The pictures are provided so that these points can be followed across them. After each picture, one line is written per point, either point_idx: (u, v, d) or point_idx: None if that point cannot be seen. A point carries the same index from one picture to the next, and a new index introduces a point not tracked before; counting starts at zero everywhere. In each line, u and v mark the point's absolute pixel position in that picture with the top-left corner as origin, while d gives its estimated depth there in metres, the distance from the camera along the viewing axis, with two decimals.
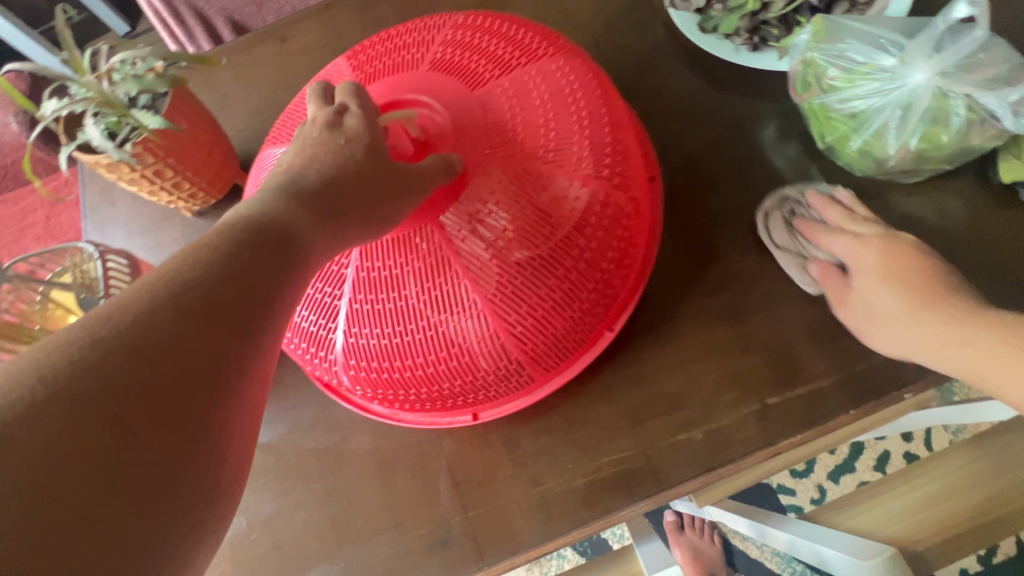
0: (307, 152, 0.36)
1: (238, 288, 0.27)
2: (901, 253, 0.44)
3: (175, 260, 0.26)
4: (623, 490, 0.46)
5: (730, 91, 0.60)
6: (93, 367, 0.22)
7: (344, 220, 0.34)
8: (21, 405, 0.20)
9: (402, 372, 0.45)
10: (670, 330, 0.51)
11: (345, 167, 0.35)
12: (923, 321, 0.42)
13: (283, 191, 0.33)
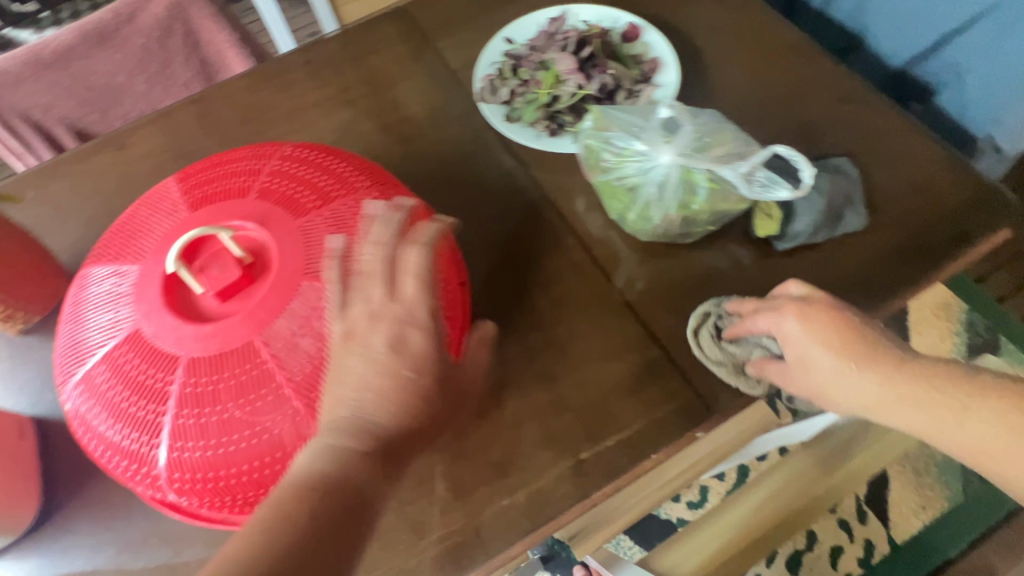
0: (371, 387, 0.41)
1: (314, 535, 0.36)
2: (819, 320, 0.48)
3: (259, 528, 0.36)
4: (451, 564, 0.48)
5: (538, 169, 0.66)
6: None
7: (399, 461, 0.41)
8: None
9: (231, 480, 0.45)
10: (493, 400, 0.54)
11: (412, 406, 0.41)
12: (851, 379, 0.47)
13: (346, 447, 0.39)
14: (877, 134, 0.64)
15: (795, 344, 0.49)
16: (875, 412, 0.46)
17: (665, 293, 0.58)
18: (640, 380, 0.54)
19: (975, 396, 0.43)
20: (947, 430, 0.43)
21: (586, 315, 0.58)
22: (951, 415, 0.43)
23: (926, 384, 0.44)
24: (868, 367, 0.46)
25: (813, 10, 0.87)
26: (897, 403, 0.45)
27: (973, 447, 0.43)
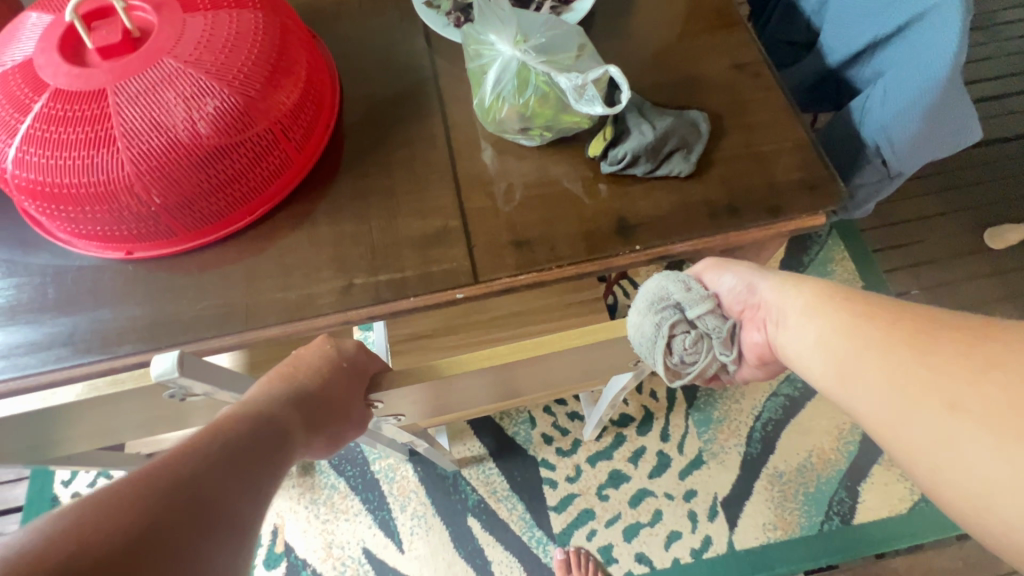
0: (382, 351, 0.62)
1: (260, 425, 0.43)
2: (795, 295, 0.46)
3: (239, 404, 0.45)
4: (217, 324, 0.57)
5: (438, 54, 0.72)
6: (182, 452, 0.37)
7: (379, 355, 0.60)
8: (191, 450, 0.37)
9: (58, 189, 0.55)
10: (309, 219, 0.62)
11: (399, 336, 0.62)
12: (818, 303, 0.44)
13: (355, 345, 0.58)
14: (749, 106, 0.67)
15: (736, 278, 0.51)
16: (814, 340, 0.43)
17: (492, 180, 0.64)
18: (433, 240, 0.61)
19: (918, 339, 0.38)
20: (871, 376, 0.39)
21: (417, 178, 0.64)
22: (880, 353, 0.39)
23: (897, 323, 0.40)
24: (827, 299, 0.44)
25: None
26: (856, 338, 0.41)
27: (905, 397, 0.37)
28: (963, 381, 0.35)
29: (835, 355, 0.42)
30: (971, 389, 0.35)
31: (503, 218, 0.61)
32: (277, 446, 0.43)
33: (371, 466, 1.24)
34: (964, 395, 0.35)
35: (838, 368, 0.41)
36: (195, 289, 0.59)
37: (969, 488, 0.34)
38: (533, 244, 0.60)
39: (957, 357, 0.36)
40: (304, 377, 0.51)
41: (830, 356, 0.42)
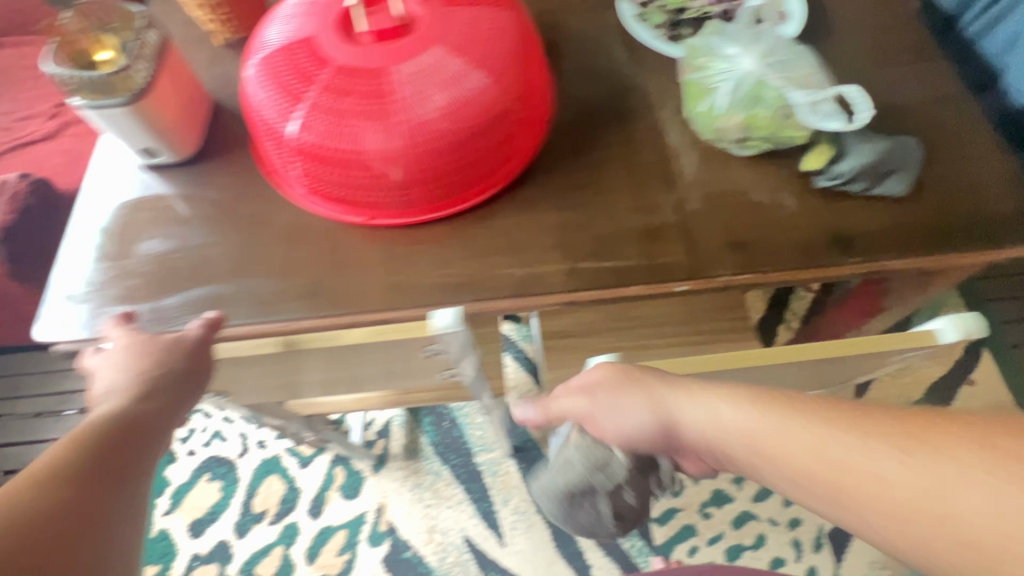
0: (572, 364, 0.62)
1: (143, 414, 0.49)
2: None
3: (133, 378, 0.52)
4: (450, 292, 0.61)
5: (642, 64, 0.76)
6: (67, 451, 0.43)
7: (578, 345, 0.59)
8: (80, 454, 0.43)
9: (334, 154, 0.61)
10: (530, 204, 0.66)
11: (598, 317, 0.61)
12: (620, 376, 0.52)
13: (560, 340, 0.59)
14: (955, 135, 0.68)
15: (620, 391, 0.52)
16: (707, 427, 0.46)
17: (704, 184, 0.67)
18: (651, 234, 0.64)
19: (827, 413, 0.41)
20: (795, 470, 0.41)
21: (632, 175, 0.68)
22: (804, 450, 0.41)
23: (794, 406, 0.43)
24: (628, 371, 0.52)
25: (963, 38, 0.89)
26: (728, 404, 0.45)
27: (914, 496, 0.36)
28: (862, 445, 0.39)
29: (710, 415, 0.46)
30: (904, 456, 0.37)
31: (718, 220, 0.64)
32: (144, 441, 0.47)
33: (474, 458, 1.27)
34: (905, 466, 0.37)
35: (743, 444, 0.44)
36: (427, 258, 0.63)
37: (968, 560, 0.34)
38: (750, 247, 0.62)
39: (835, 414, 0.41)
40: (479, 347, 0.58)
41: (723, 443, 0.45)
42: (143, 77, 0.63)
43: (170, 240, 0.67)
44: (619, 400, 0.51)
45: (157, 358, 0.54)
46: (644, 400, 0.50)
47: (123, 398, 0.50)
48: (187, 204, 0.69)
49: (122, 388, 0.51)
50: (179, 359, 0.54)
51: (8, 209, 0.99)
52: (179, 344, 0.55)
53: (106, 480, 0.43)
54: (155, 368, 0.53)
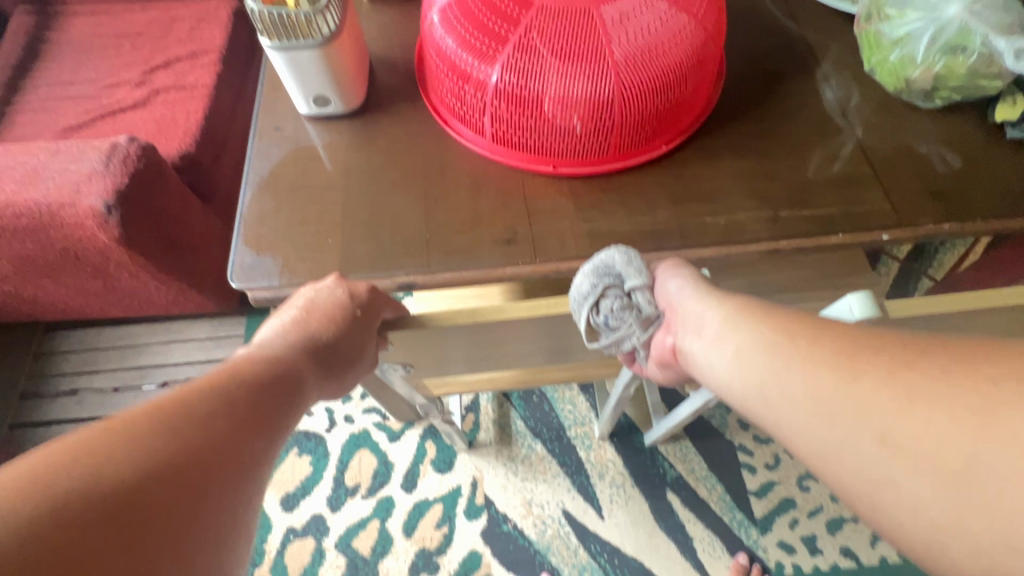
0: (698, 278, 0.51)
1: (296, 369, 0.48)
2: None
3: (285, 337, 0.51)
4: (653, 240, 0.60)
5: (805, 21, 0.76)
6: (237, 379, 0.42)
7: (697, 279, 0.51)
8: (246, 384, 0.42)
9: (535, 98, 0.59)
10: (717, 155, 0.65)
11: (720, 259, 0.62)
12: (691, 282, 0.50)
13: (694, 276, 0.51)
14: None
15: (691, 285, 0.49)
16: (731, 356, 0.43)
17: (888, 134, 0.67)
18: (845, 185, 0.63)
19: (848, 334, 0.38)
20: (803, 398, 0.37)
21: (812, 128, 0.67)
22: (811, 363, 0.38)
23: (817, 331, 0.39)
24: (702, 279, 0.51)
25: None
26: (747, 328, 0.43)
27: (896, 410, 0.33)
28: (865, 367, 0.35)
29: (719, 331, 0.44)
30: (916, 369, 0.34)
31: (910, 170, 0.64)
32: (293, 396, 0.45)
33: (567, 432, 1.26)
34: (914, 388, 0.33)
35: (740, 361, 0.42)
36: (621, 207, 0.63)
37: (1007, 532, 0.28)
38: (948, 197, 0.62)
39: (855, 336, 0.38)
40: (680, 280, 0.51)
41: (724, 343, 0.43)
42: (325, 25, 0.60)
43: (348, 189, 0.65)
44: (686, 300, 0.48)
45: (337, 315, 0.52)
46: (676, 297, 0.49)
47: (290, 347, 0.50)
48: (358, 155, 0.68)
49: (278, 341, 0.50)
50: (351, 326, 0.53)
51: (120, 171, 0.96)
52: (358, 309, 0.53)
53: (260, 427, 0.40)
54: (330, 324, 0.52)
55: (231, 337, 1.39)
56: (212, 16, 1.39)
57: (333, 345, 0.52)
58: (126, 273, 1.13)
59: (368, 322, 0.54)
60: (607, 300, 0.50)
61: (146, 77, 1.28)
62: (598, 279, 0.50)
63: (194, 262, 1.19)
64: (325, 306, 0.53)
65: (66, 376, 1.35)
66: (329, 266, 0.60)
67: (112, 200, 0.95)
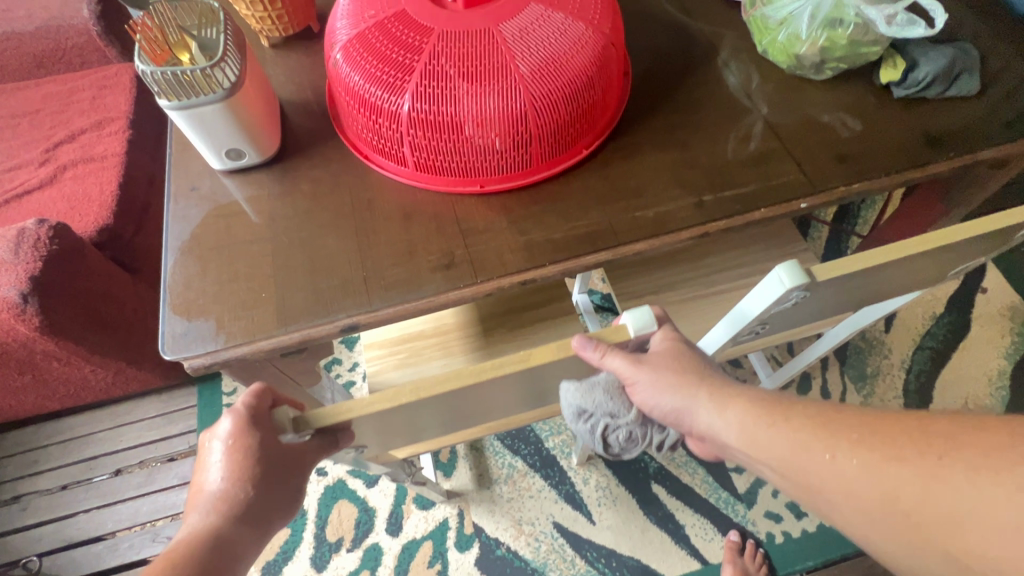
0: (681, 369, 0.51)
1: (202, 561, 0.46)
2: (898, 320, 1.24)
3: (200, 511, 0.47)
4: (589, 242, 0.61)
5: (697, 13, 0.79)
6: None
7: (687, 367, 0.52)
8: None
9: (449, 122, 0.59)
10: (636, 151, 0.67)
11: (648, 254, 0.62)
12: (672, 389, 0.51)
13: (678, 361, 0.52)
14: (996, 36, 0.74)
15: (676, 385, 0.51)
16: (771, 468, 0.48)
17: (790, 109, 0.70)
18: (760, 162, 0.66)
19: (867, 432, 0.44)
20: (852, 500, 0.44)
21: (720, 113, 0.70)
22: (852, 474, 0.43)
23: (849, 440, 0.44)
24: (688, 377, 0.51)
25: None
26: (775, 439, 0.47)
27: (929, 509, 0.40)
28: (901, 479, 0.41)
29: (750, 437, 0.49)
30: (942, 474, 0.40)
31: (815, 139, 0.68)
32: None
33: (544, 444, 1.25)
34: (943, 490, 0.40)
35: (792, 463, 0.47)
36: (553, 215, 0.63)
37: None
38: (854, 160, 0.66)
39: (875, 438, 0.43)
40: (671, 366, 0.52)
41: (765, 453, 0.48)
42: (225, 78, 0.59)
43: (274, 239, 0.63)
44: (698, 411, 0.51)
45: (247, 464, 0.47)
46: (681, 407, 0.52)
47: (206, 514, 0.47)
48: (283, 202, 0.66)
49: (197, 507, 0.48)
50: (258, 457, 0.47)
51: (32, 256, 0.91)
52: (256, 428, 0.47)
53: None
54: (233, 464, 0.47)
55: (183, 409, 1.31)
56: (115, 82, 1.34)
57: (255, 493, 0.48)
58: (55, 361, 1.06)
59: (285, 451, 0.49)
60: (612, 434, 0.60)
61: (50, 154, 1.21)
62: (591, 424, 0.59)
63: (131, 339, 1.14)
64: (235, 460, 0.47)
65: (5, 483, 1.25)
66: (268, 320, 0.58)
67: (27, 288, 0.89)
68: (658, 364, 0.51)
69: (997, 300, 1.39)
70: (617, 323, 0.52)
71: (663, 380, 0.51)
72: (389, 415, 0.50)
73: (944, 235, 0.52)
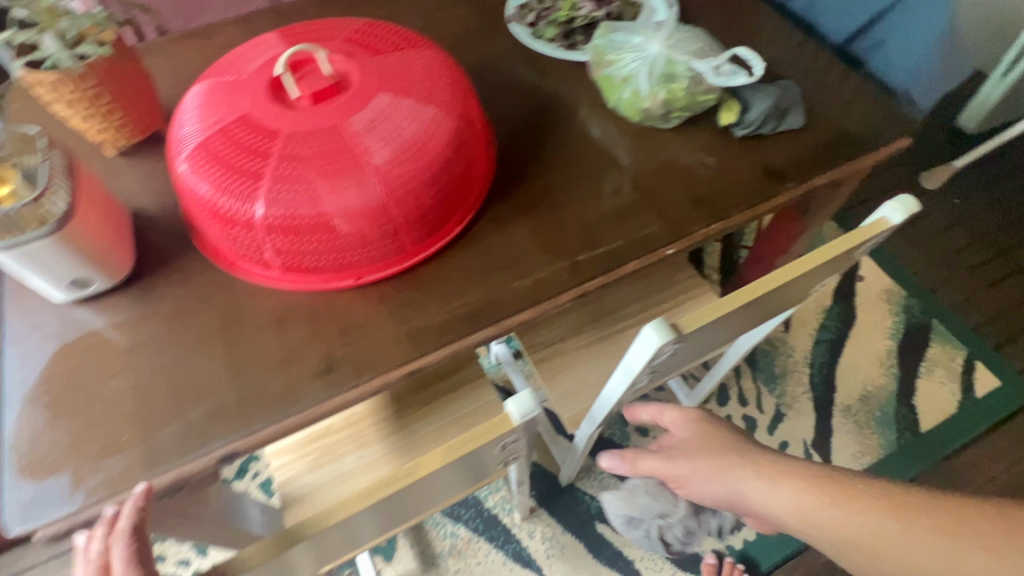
0: (720, 445, 0.64)
1: None
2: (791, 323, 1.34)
3: None
4: (471, 321, 0.61)
5: (553, 71, 0.82)
6: None
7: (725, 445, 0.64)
8: None
9: (310, 222, 0.58)
10: (508, 219, 0.68)
11: (531, 323, 0.63)
12: (706, 475, 0.64)
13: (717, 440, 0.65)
14: (814, 67, 0.82)
15: (718, 458, 0.64)
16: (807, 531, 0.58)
17: (647, 157, 0.74)
18: (626, 215, 0.69)
19: (885, 504, 0.55)
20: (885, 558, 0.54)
21: (584, 170, 0.73)
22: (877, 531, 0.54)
23: (868, 502, 0.56)
24: (723, 453, 0.64)
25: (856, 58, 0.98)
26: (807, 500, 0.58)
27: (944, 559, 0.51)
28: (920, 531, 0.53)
29: (793, 507, 0.59)
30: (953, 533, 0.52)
31: (674, 184, 0.71)
32: None
33: (484, 504, 1.22)
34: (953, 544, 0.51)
35: (802, 522, 0.58)
36: (433, 298, 0.63)
37: None
38: (710, 200, 0.70)
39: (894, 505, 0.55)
40: (710, 445, 0.65)
41: (813, 525, 0.57)
42: (54, 210, 0.54)
43: (133, 370, 0.58)
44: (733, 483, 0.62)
45: None
46: (720, 490, 0.63)
47: None
48: (145, 325, 0.61)
49: None
50: None
51: None
52: None
53: None
54: None
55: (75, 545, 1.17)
56: None
57: None
58: None
59: None
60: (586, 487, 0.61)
61: None
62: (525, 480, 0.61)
63: None
64: None
65: None
66: (132, 466, 0.53)
67: None
68: (718, 444, 0.65)
69: (875, 285, 1.53)
70: (500, 413, 0.52)
71: (717, 457, 0.64)
72: (282, 555, 0.47)
73: (780, 273, 0.56)
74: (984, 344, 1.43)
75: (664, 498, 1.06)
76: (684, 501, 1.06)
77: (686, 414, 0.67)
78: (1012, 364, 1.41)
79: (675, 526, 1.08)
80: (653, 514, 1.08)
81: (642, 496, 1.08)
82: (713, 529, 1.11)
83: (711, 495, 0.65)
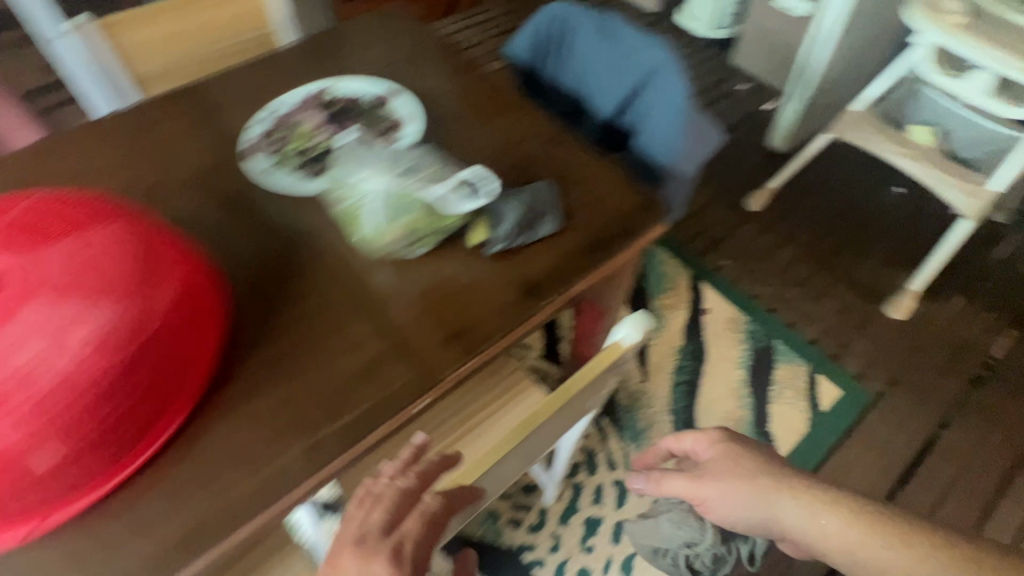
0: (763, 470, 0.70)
1: None
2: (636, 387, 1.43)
3: None
4: (185, 551, 0.53)
5: (296, 203, 0.75)
6: None
7: (779, 470, 0.69)
8: None
9: None
10: (235, 405, 0.61)
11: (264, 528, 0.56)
12: (734, 490, 0.70)
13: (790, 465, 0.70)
14: (573, 164, 0.82)
15: (760, 488, 0.69)
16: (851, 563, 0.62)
17: (399, 294, 0.69)
18: (371, 373, 0.63)
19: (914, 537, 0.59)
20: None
21: (328, 321, 0.67)
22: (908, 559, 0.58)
23: (899, 533, 0.60)
24: (768, 478, 0.69)
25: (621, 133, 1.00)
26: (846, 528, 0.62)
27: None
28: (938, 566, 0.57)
29: (829, 535, 0.63)
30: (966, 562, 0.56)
31: (425, 323, 0.67)
32: None
33: None
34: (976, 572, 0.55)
35: (842, 548, 0.62)
36: (139, 529, 0.54)
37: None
38: (464, 337, 0.66)
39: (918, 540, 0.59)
40: (743, 468, 0.70)
41: (857, 558, 0.61)
42: None
43: None
44: (783, 511, 0.67)
45: None
46: (761, 514, 0.68)
47: None
48: None
49: None
50: None
51: None
52: None
53: None
54: None
55: None
56: None
57: None
58: None
59: None
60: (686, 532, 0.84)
61: None
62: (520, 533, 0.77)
63: None
64: None
65: None
66: None
67: None
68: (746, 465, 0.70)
69: (720, 315, 1.59)
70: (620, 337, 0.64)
71: (750, 491, 0.69)
72: None
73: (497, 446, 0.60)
74: (823, 356, 1.51)
75: (695, 526, 1.13)
76: (712, 529, 1.14)
77: (709, 436, 0.74)
78: (850, 369, 1.50)
79: (703, 554, 1.16)
80: (680, 542, 1.14)
81: (669, 527, 1.14)
82: (744, 555, 1.23)
83: (749, 517, 0.69)
